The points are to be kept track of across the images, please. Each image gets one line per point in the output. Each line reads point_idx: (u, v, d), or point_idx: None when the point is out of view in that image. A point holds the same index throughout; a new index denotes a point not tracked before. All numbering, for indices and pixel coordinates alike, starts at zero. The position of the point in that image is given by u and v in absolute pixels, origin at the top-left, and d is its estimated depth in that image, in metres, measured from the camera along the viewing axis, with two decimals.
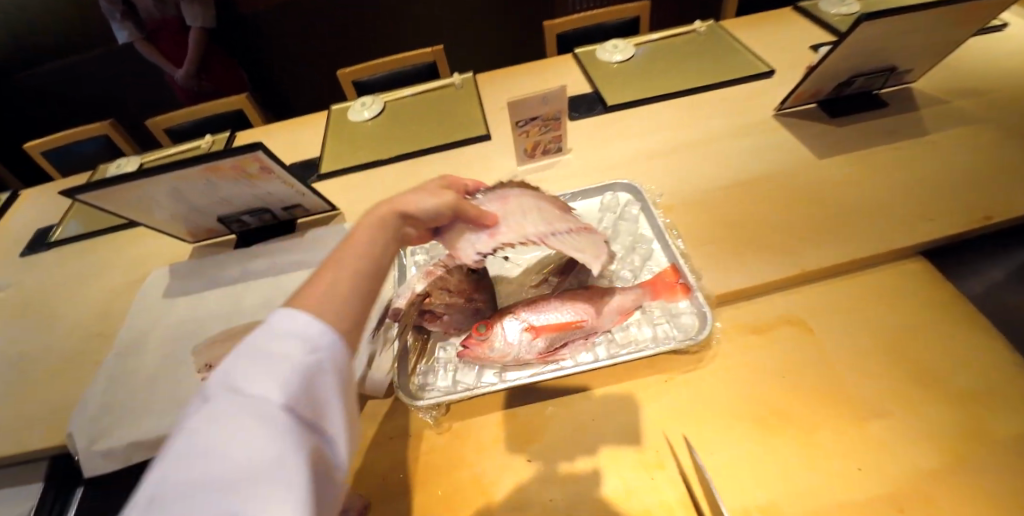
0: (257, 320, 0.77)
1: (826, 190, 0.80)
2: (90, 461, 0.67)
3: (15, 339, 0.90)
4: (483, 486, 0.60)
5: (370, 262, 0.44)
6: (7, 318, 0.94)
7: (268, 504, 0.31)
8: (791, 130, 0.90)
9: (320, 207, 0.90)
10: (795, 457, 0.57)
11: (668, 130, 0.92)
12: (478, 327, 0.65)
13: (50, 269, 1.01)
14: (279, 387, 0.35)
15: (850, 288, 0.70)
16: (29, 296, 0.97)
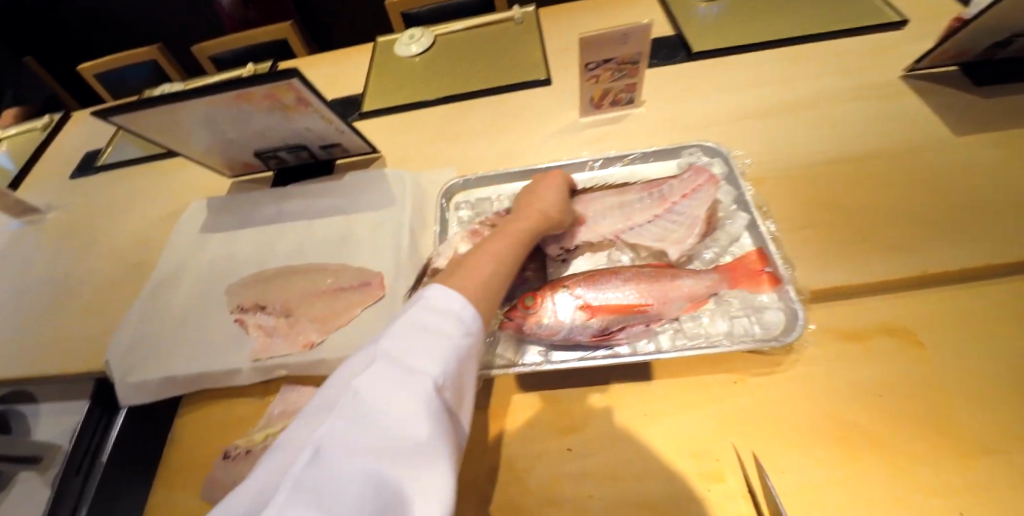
0: (289, 266, 0.73)
1: (957, 174, 0.65)
2: (124, 392, 0.66)
3: (61, 261, 0.91)
4: (515, 471, 0.55)
5: (499, 266, 0.50)
6: (54, 239, 0.95)
7: (417, 474, 0.35)
8: (920, 97, 0.74)
9: (360, 148, 0.82)
10: (883, 490, 0.49)
11: (763, 87, 0.78)
12: (524, 299, 0.57)
13: (94, 193, 1.00)
14: (433, 369, 0.39)
15: (977, 296, 0.57)
16: (75, 218, 0.97)
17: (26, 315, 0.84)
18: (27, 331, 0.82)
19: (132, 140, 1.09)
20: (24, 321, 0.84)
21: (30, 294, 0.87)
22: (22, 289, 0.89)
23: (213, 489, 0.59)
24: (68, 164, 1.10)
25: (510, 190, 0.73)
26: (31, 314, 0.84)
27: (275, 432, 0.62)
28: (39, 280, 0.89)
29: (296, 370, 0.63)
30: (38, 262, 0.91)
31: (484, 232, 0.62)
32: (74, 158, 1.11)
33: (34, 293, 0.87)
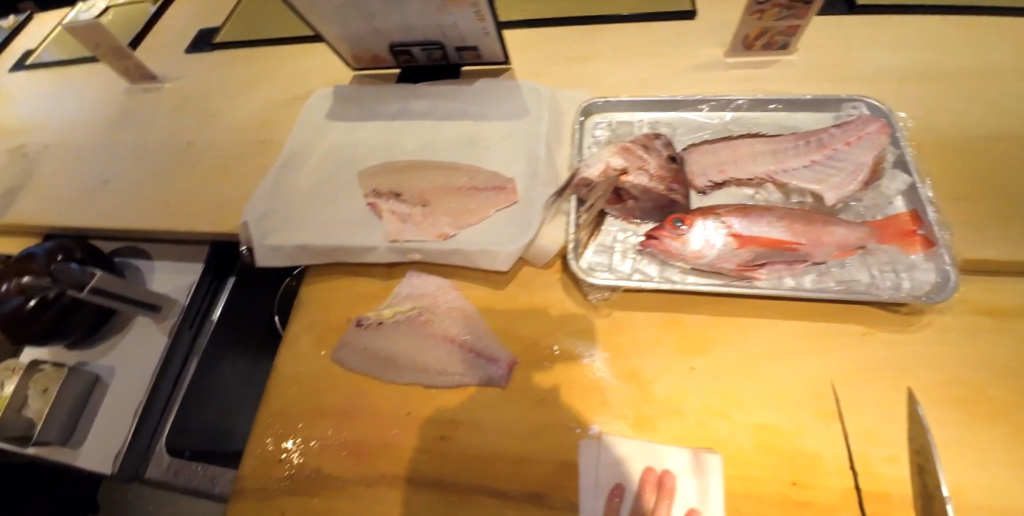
0: (420, 160, 0.73)
1: None
2: (261, 254, 0.70)
3: (179, 127, 0.92)
4: (638, 378, 0.59)
5: None
6: (171, 105, 0.96)
7: None
8: None
9: (495, 56, 0.80)
10: (1003, 453, 0.50)
11: (928, 52, 0.74)
12: (673, 221, 0.58)
13: (209, 66, 1.00)
14: None
15: None
16: (191, 89, 0.98)
17: (149, 173, 0.88)
18: (153, 189, 0.86)
19: (245, 20, 1.09)
20: (148, 179, 0.87)
21: (151, 154, 0.90)
22: (140, 147, 0.92)
23: (349, 351, 0.65)
24: (179, 35, 1.10)
25: (651, 119, 0.72)
26: (155, 173, 0.87)
27: (405, 310, 0.66)
28: (157, 141, 0.92)
29: (430, 257, 0.65)
30: (157, 126, 0.94)
31: (636, 150, 0.63)
32: (185, 31, 1.11)
33: (155, 154, 0.90)
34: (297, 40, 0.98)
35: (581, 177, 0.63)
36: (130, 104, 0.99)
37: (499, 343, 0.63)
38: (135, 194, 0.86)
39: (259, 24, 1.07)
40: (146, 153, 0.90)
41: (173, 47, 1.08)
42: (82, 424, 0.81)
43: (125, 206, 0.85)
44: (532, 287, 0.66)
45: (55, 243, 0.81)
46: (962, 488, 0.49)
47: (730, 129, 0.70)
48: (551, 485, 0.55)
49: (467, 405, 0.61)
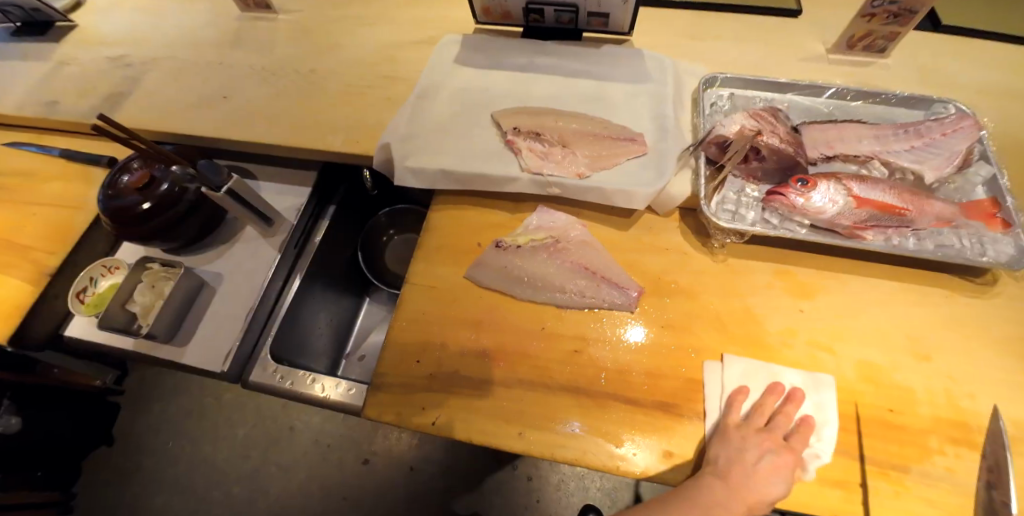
0: (554, 109, 0.80)
1: None
2: (403, 175, 0.75)
3: (298, 56, 0.96)
4: (755, 316, 0.66)
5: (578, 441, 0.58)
6: (288, 35, 0.99)
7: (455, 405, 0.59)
8: None
9: (619, 26, 0.87)
10: None
11: (1003, 70, 0.84)
12: (797, 181, 0.66)
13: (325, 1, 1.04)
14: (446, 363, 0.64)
15: None
16: (307, 20, 1.01)
17: (271, 93, 0.91)
18: (276, 108, 0.89)
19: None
20: (271, 99, 0.90)
21: (272, 76, 0.93)
22: (259, 68, 0.95)
23: (484, 269, 0.70)
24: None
25: (764, 98, 0.81)
26: (278, 93, 0.91)
27: (538, 239, 0.72)
28: (277, 64, 0.95)
29: (567, 192, 0.72)
30: (276, 51, 0.97)
31: (766, 117, 0.71)
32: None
33: (276, 76, 0.93)
34: None
35: (717, 135, 0.69)
36: (245, 27, 1.02)
37: (629, 277, 0.68)
38: (258, 110, 0.89)
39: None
40: (267, 75, 0.94)
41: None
42: (186, 325, 0.82)
43: (248, 120, 0.88)
44: (654, 230, 0.73)
45: (182, 151, 0.86)
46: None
47: (832, 114, 0.79)
48: (677, 396, 0.62)
49: (598, 326, 0.67)
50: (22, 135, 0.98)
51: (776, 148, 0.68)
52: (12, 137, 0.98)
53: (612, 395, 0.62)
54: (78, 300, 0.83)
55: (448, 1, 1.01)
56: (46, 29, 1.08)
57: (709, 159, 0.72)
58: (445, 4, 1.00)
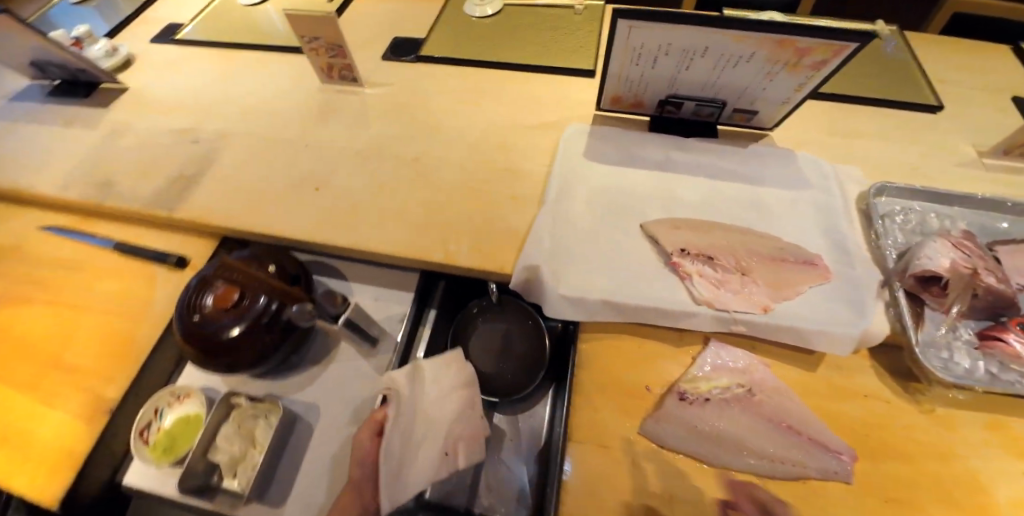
0: (711, 222, 0.71)
1: None
2: (557, 305, 0.63)
3: (395, 136, 0.85)
4: (982, 484, 0.59)
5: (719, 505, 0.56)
6: (381, 111, 0.89)
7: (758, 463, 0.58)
8: None
9: (765, 122, 0.79)
10: None
11: None
12: (1019, 325, 0.61)
13: (417, 78, 0.95)
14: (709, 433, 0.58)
15: None
16: (400, 97, 0.91)
17: (370, 184, 0.79)
18: (378, 204, 0.76)
19: (445, 29, 1.06)
20: (370, 192, 0.78)
21: (369, 164, 0.81)
22: (350, 154, 0.83)
23: (668, 427, 0.60)
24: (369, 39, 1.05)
25: (936, 212, 0.74)
26: (380, 185, 0.78)
27: (722, 385, 0.62)
28: (371, 150, 0.83)
29: (754, 331, 0.63)
30: (368, 132, 0.86)
31: (969, 248, 0.65)
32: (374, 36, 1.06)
33: (373, 163, 0.81)
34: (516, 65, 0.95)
35: (923, 269, 0.63)
36: (329, 101, 0.91)
37: (837, 440, 0.60)
38: (357, 206, 0.76)
39: (459, 35, 1.04)
40: (362, 162, 0.81)
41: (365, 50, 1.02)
42: (277, 474, 0.67)
43: (347, 218, 0.75)
44: (844, 370, 0.66)
45: (263, 251, 0.72)
46: None
47: (1011, 233, 0.72)
48: None
49: (806, 500, 0.58)
50: (63, 217, 0.83)
51: (995, 289, 0.61)
52: (51, 219, 0.83)
53: None
54: (143, 443, 0.65)
55: (557, 80, 0.92)
56: (91, 91, 0.95)
57: (906, 292, 0.65)
58: (552, 84, 0.92)
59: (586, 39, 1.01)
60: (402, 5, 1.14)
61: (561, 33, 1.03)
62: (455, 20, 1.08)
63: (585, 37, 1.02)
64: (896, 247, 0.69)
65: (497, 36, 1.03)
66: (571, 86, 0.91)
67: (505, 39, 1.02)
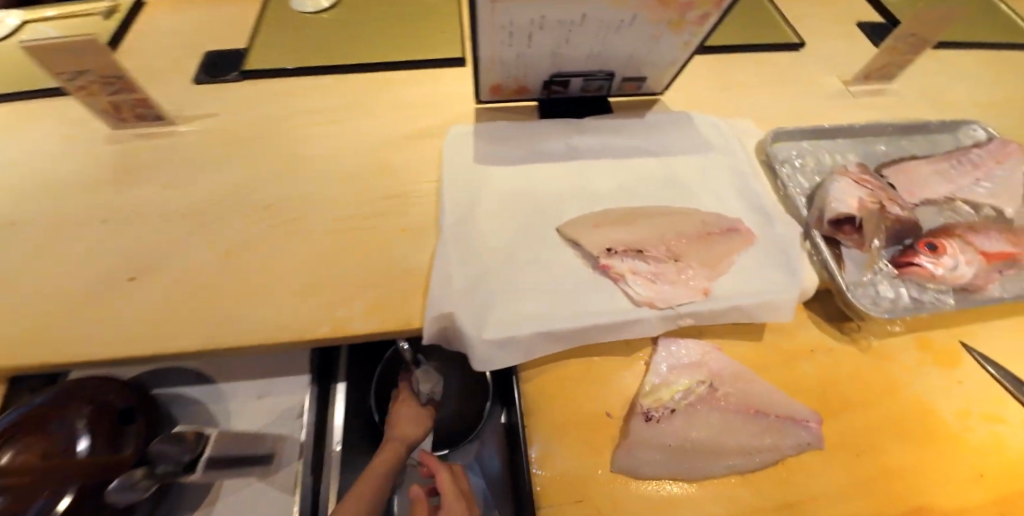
0: (628, 209, 0.65)
1: None
2: (487, 352, 0.52)
3: (239, 183, 0.68)
4: (928, 404, 0.61)
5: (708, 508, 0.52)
6: (214, 156, 0.71)
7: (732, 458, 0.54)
8: None
9: (657, 85, 0.75)
10: None
11: None
12: (925, 246, 0.62)
13: (250, 107, 0.77)
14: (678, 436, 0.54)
15: None
16: (235, 135, 0.74)
17: (214, 254, 0.61)
18: (231, 277, 0.59)
19: (274, 34, 0.87)
20: (216, 265, 0.60)
21: (208, 227, 0.63)
22: (181, 220, 0.64)
23: (640, 455, 0.53)
24: (174, 65, 0.84)
25: (824, 148, 0.74)
26: (228, 252, 0.61)
27: (684, 387, 0.57)
28: (208, 208, 0.65)
29: (701, 320, 0.58)
30: (201, 186, 0.67)
31: (866, 181, 0.65)
32: (179, 60, 0.85)
33: (214, 225, 0.63)
34: (371, 66, 0.82)
35: (837, 212, 0.62)
36: (139, 156, 0.71)
37: (802, 411, 0.57)
38: (202, 286, 0.58)
39: (295, 40, 0.86)
40: (198, 227, 0.63)
41: (171, 81, 0.81)
42: None
43: (191, 307, 0.57)
44: (787, 330, 0.64)
45: (62, 389, 0.56)
46: None
47: (889, 154, 0.76)
48: None
49: (793, 480, 0.55)
50: None
51: (900, 218, 0.63)
52: None
53: None
54: None
55: (424, 77, 0.82)
56: None
57: (824, 237, 0.64)
58: (420, 85, 0.81)
59: (446, 23, 0.90)
60: (208, 15, 0.92)
61: (415, 19, 0.90)
62: (284, 21, 0.89)
63: (444, 20, 0.91)
64: (802, 192, 0.69)
65: (342, 34, 0.87)
66: (442, 89, 0.81)
67: (353, 36, 0.87)
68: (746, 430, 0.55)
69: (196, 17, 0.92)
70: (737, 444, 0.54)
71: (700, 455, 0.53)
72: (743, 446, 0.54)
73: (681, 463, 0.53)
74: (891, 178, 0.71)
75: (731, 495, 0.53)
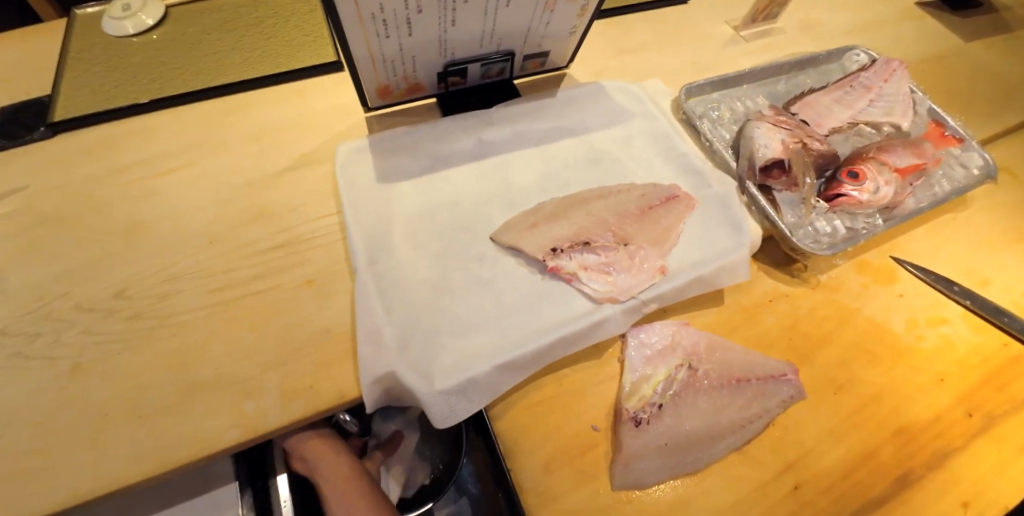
0: (562, 198, 0.59)
1: (956, 78, 0.97)
2: (446, 402, 0.45)
3: (90, 272, 0.55)
4: (881, 324, 0.62)
5: (720, 495, 0.49)
6: (45, 244, 0.57)
7: (730, 438, 0.51)
8: (908, 26, 1.04)
9: (559, 59, 0.70)
10: None
11: (833, 13, 1.01)
12: (848, 174, 0.63)
13: (84, 173, 0.63)
14: (672, 433, 0.50)
15: (1011, 148, 0.89)
16: (68, 214, 0.60)
17: (73, 372, 0.49)
18: (109, 394, 0.47)
19: (101, 73, 0.72)
20: (81, 384, 0.48)
21: (59, 337, 0.50)
22: (12, 339, 0.50)
23: (642, 466, 0.48)
24: None
25: (733, 97, 0.74)
26: (92, 364, 0.49)
27: (663, 377, 0.53)
28: (50, 312, 0.52)
29: (665, 301, 0.54)
30: (36, 287, 0.54)
31: (782, 122, 0.65)
32: None
33: (66, 334, 0.51)
34: (225, 92, 0.71)
35: (765, 159, 0.60)
36: None
37: (782, 367, 0.55)
38: (66, 416, 0.46)
39: (131, 76, 0.72)
40: (44, 340, 0.50)
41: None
42: None
43: (56, 448, 0.45)
44: (743, 286, 0.62)
45: None
46: None
47: (790, 91, 0.77)
48: (895, 461, 0.54)
49: (789, 440, 0.53)
50: None
51: (820, 152, 0.63)
52: None
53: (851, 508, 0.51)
54: None
55: (296, 94, 0.72)
56: None
57: (757, 186, 0.63)
58: (294, 107, 0.71)
59: (311, 24, 0.80)
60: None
61: (273, 26, 0.79)
62: (111, 55, 0.74)
63: (308, 21, 0.81)
64: (725, 144, 0.67)
65: (190, 59, 0.75)
66: (321, 107, 0.71)
67: (204, 59, 0.75)
68: (736, 404, 0.53)
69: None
70: (732, 421, 0.52)
71: (700, 445, 0.50)
72: (737, 421, 0.52)
73: (683, 461, 0.49)
74: (800, 113, 0.72)
75: (738, 475, 0.50)
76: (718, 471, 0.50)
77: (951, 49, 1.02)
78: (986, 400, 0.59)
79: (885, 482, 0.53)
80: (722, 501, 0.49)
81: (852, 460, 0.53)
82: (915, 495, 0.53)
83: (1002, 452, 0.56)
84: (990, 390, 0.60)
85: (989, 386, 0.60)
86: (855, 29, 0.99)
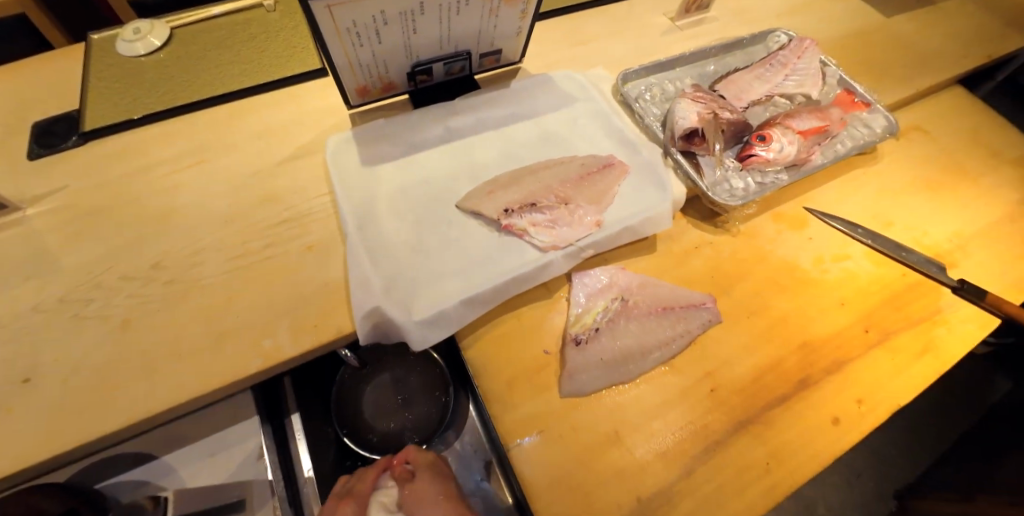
0: (516, 170, 0.71)
1: (877, 50, 1.09)
2: (422, 330, 0.57)
3: (130, 250, 0.67)
4: (791, 262, 0.74)
5: (649, 397, 0.61)
6: (90, 231, 0.69)
7: (656, 353, 0.63)
8: (835, 6, 1.16)
9: (513, 56, 0.81)
10: (948, 205, 0.85)
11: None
12: (756, 138, 0.74)
13: (114, 172, 0.75)
14: (607, 351, 0.62)
15: (918, 113, 1.01)
16: (106, 206, 0.71)
17: (123, 326, 0.60)
18: (156, 341, 0.59)
19: (120, 88, 0.84)
20: (132, 335, 0.60)
21: (109, 302, 0.62)
22: (73, 304, 0.62)
23: (582, 376, 0.60)
24: (5, 145, 0.77)
25: (665, 79, 0.86)
26: (140, 319, 0.61)
27: (601, 308, 0.65)
28: (101, 283, 0.64)
29: (600, 248, 0.66)
30: (87, 264, 0.66)
31: (700, 97, 0.76)
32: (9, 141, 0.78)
33: (115, 298, 0.63)
34: (226, 99, 0.83)
35: (683, 129, 0.72)
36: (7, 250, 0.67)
37: (699, 296, 0.67)
38: (123, 359, 0.58)
39: (146, 89, 0.84)
40: (97, 304, 0.62)
41: (4, 167, 0.75)
42: None
43: (117, 382, 0.57)
44: (674, 237, 0.74)
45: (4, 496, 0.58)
46: (947, 231, 0.82)
47: (718, 72, 0.89)
48: (797, 368, 0.66)
49: (708, 354, 0.65)
50: None
51: (732, 121, 0.74)
52: None
53: (758, 403, 0.63)
54: None
55: (289, 98, 0.84)
56: None
57: (680, 152, 0.75)
58: (288, 107, 0.83)
59: (298, 37, 0.92)
60: (24, 87, 0.85)
61: (265, 41, 0.91)
62: (127, 72, 0.86)
63: (295, 35, 0.92)
64: (655, 119, 0.79)
65: (195, 72, 0.86)
66: (312, 107, 0.83)
67: (207, 71, 0.87)
68: (662, 327, 0.64)
69: (10, 92, 0.84)
70: (659, 340, 0.64)
71: (632, 359, 0.62)
72: (663, 340, 0.64)
73: (617, 371, 0.61)
74: (723, 89, 0.84)
75: (663, 382, 0.62)
76: (647, 380, 0.62)
77: (875, 26, 1.14)
78: (878, 318, 0.71)
79: (788, 384, 0.65)
80: (650, 401, 0.61)
81: (761, 367, 0.65)
82: (813, 393, 0.65)
83: (889, 358, 0.68)
84: (882, 310, 0.72)
85: (882, 307, 0.72)
86: (783, 13, 1.11)
